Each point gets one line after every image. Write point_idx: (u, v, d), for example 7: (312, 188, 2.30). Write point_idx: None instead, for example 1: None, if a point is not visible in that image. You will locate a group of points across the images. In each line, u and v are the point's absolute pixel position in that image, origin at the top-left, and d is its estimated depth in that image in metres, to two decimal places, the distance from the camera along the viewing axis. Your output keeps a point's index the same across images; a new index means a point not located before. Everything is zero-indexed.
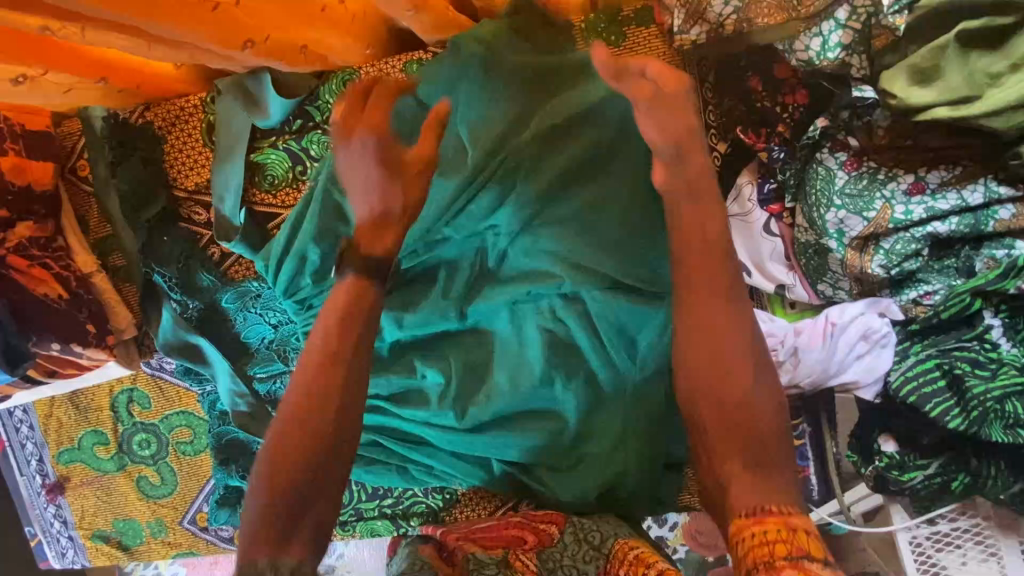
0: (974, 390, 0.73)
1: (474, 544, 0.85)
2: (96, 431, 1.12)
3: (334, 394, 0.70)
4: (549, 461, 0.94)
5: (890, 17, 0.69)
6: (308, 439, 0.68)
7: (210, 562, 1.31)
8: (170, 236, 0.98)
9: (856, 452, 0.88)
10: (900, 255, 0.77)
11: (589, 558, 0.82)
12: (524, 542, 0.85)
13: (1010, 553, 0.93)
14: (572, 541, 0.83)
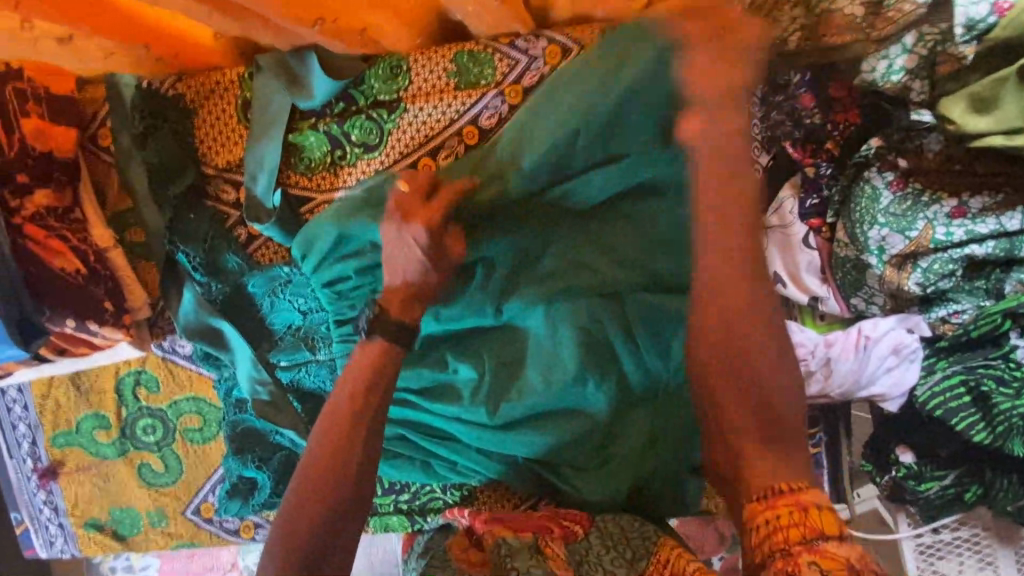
0: (1001, 407, 0.79)
1: (503, 528, 0.83)
2: (97, 414, 1.07)
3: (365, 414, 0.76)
4: (577, 463, 0.94)
5: (960, 47, 0.74)
6: (341, 458, 0.74)
7: (188, 555, 1.27)
8: (196, 214, 0.95)
9: (872, 462, 0.91)
10: (937, 274, 0.80)
11: (618, 563, 0.80)
12: (552, 530, 0.83)
13: (1006, 564, 0.99)
14: (599, 542, 0.82)
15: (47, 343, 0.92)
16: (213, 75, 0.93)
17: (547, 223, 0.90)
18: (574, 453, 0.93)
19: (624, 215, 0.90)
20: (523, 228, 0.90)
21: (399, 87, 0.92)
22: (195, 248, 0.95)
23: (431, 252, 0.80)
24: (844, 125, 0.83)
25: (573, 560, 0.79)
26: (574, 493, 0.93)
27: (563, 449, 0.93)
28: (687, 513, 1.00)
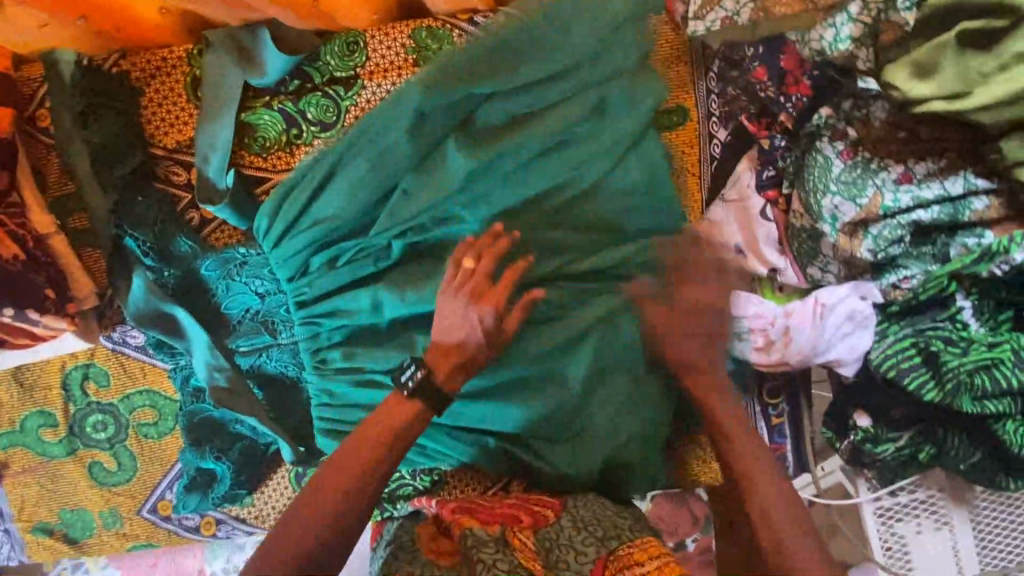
0: (950, 364, 0.80)
1: (472, 518, 0.82)
2: (42, 413, 1.01)
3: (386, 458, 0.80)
4: (549, 440, 0.94)
5: (901, 13, 0.78)
6: (339, 497, 0.76)
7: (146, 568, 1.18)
8: (145, 196, 0.90)
9: (833, 428, 0.95)
10: (887, 240, 0.82)
11: (588, 543, 0.80)
12: (521, 521, 0.82)
13: (959, 521, 1.05)
14: (571, 524, 0.82)
15: None
16: (160, 52, 0.90)
17: (513, 201, 0.89)
18: (547, 430, 0.94)
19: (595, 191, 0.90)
20: (487, 206, 0.88)
21: (356, 63, 0.90)
22: (146, 232, 0.90)
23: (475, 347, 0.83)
24: (796, 98, 0.86)
25: (541, 548, 0.79)
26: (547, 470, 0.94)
27: (533, 427, 0.93)
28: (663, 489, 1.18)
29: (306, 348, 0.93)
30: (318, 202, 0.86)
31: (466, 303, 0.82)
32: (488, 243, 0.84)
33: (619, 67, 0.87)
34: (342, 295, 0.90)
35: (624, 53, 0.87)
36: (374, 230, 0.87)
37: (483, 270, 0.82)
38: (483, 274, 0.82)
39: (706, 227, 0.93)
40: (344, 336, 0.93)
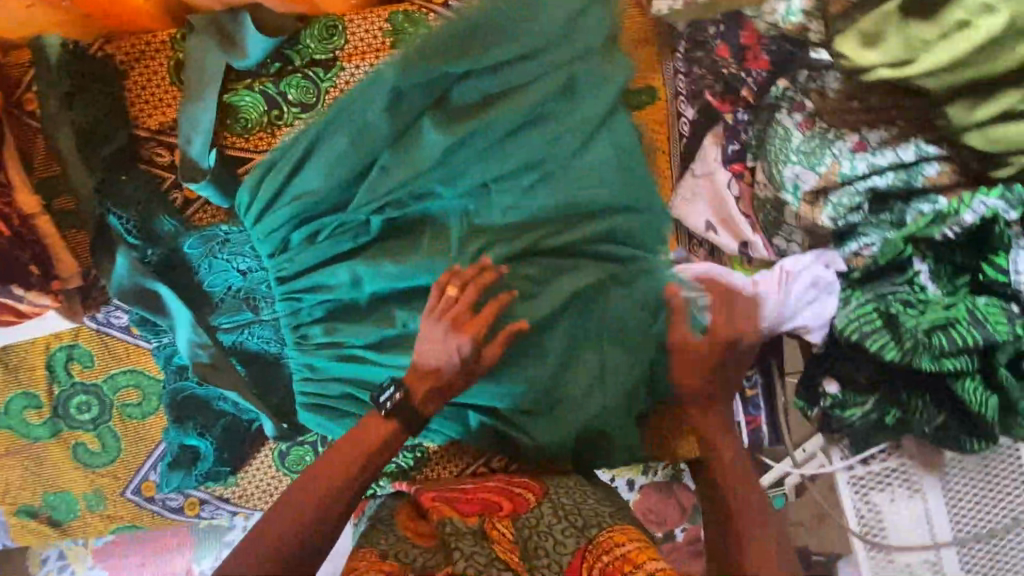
0: (907, 325, 0.84)
1: (450, 509, 0.84)
2: (26, 394, 1.02)
3: (374, 458, 0.85)
4: (528, 411, 0.96)
5: None
6: (325, 485, 0.80)
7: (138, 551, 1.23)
8: (129, 176, 0.93)
9: (804, 398, 0.98)
10: (846, 207, 0.86)
11: (568, 533, 0.83)
12: (500, 508, 0.86)
13: (930, 487, 1.08)
14: (550, 511, 0.86)
15: None
16: (144, 37, 0.92)
17: (488, 178, 0.92)
18: (526, 401, 0.96)
19: (570, 167, 0.92)
20: (463, 183, 0.92)
21: (335, 46, 0.94)
22: (130, 210, 0.93)
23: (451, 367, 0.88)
24: (756, 72, 0.92)
25: (519, 538, 0.81)
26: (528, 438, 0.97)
27: (513, 398, 0.96)
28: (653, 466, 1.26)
29: (288, 324, 0.95)
30: (297, 177, 0.88)
31: (446, 330, 0.86)
32: (474, 275, 0.88)
33: (589, 46, 0.89)
34: (323, 270, 0.92)
35: (592, 31, 0.89)
36: (352, 205, 0.90)
37: (465, 300, 0.87)
38: (466, 304, 0.87)
39: (678, 203, 0.97)
40: (326, 312, 0.95)
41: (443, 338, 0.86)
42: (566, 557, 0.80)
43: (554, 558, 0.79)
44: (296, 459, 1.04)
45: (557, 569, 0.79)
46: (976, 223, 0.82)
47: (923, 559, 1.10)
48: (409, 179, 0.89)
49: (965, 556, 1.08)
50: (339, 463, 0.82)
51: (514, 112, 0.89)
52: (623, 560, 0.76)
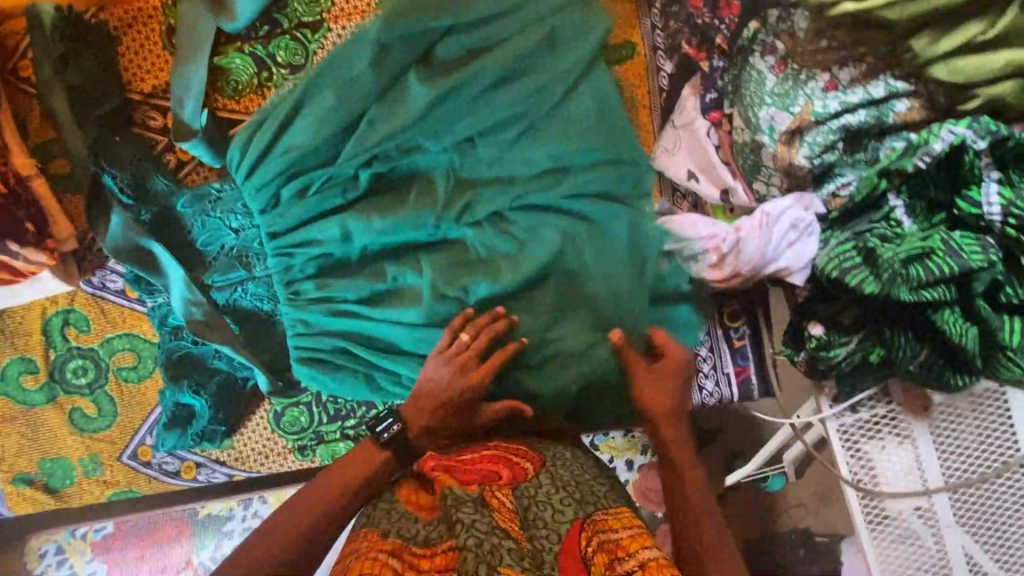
0: (884, 256, 0.85)
1: (449, 477, 0.77)
2: (23, 359, 1.03)
3: (385, 471, 0.85)
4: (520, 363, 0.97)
5: None
6: (333, 494, 0.81)
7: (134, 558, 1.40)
8: (121, 137, 0.95)
9: (790, 343, 1.01)
10: (821, 145, 0.88)
11: (566, 501, 0.78)
12: (499, 478, 0.80)
13: (920, 433, 1.10)
14: (549, 481, 0.81)
15: None
16: (136, 3, 0.95)
17: (473, 131, 0.94)
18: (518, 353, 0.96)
19: (552, 120, 0.95)
20: (447, 137, 0.94)
21: (322, 9, 0.97)
22: (123, 170, 0.95)
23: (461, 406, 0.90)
24: (728, 20, 0.96)
25: (519, 507, 0.76)
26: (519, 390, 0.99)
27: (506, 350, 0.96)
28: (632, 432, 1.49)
29: (280, 280, 0.96)
30: (287, 132, 0.91)
31: (452, 375, 0.90)
32: (486, 324, 0.92)
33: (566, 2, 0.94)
34: (314, 225, 0.94)
35: None
36: (341, 158, 0.92)
37: (476, 347, 0.90)
38: (475, 352, 0.90)
39: (660, 155, 1.00)
40: (318, 269, 0.97)
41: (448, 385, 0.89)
42: (564, 526, 0.75)
43: (553, 528, 0.74)
44: (291, 420, 1.07)
45: (557, 539, 0.73)
46: (946, 150, 0.83)
47: (915, 506, 1.11)
48: (395, 133, 0.91)
49: (957, 501, 1.09)
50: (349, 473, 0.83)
51: (497, 66, 0.91)
52: (616, 545, 0.74)
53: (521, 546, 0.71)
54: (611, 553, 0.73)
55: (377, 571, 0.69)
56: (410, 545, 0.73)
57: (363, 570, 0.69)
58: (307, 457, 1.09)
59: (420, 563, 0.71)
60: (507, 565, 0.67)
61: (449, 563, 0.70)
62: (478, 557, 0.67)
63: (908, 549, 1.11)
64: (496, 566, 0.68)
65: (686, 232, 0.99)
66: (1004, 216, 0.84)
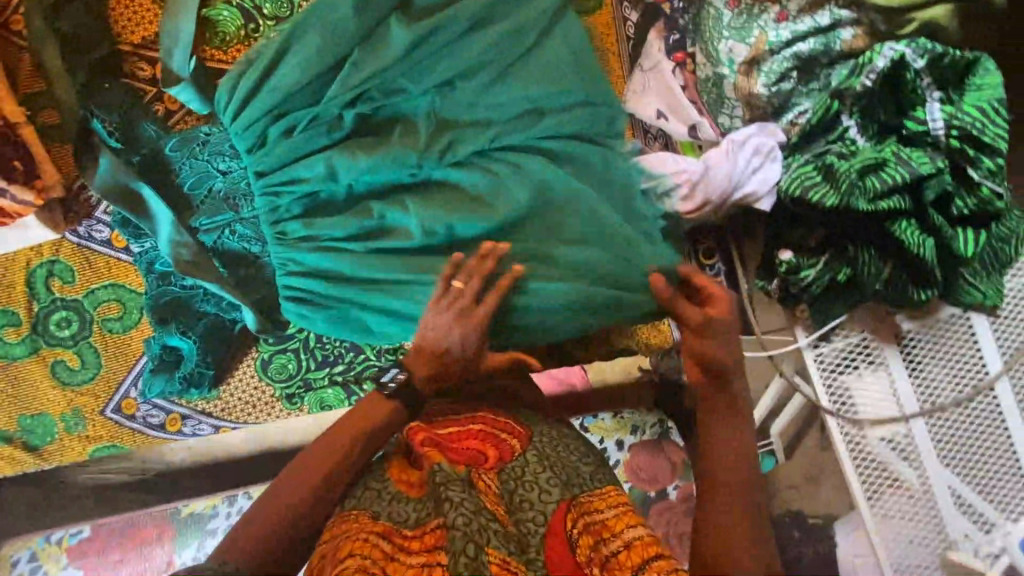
0: (841, 167, 0.91)
1: (439, 454, 0.77)
2: (5, 312, 1.02)
3: (368, 441, 0.86)
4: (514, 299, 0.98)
5: None
6: (315, 471, 0.82)
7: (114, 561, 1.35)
8: (110, 84, 0.99)
9: (763, 276, 1.06)
10: (777, 73, 0.96)
11: (553, 481, 0.78)
12: (486, 459, 0.79)
13: (894, 360, 1.13)
14: (535, 459, 0.81)
15: None
16: None
17: (451, 73, 0.99)
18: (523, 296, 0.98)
19: (526, 63, 1.00)
20: (427, 79, 0.99)
21: None
22: (113, 115, 0.98)
23: (475, 344, 0.91)
24: None
25: (505, 492, 0.76)
26: (502, 330, 0.99)
27: (521, 297, 0.98)
28: (619, 412, 1.45)
29: (267, 219, 0.99)
30: (274, 72, 0.95)
31: (453, 318, 0.91)
32: (478, 264, 0.93)
33: None
34: (300, 163, 0.97)
35: None
36: (326, 97, 0.96)
37: (472, 289, 0.92)
38: (471, 294, 0.92)
39: (631, 97, 1.06)
40: (304, 210, 1.00)
41: (453, 326, 0.91)
42: (551, 507, 0.75)
43: (539, 509, 0.74)
44: (278, 367, 1.07)
45: (543, 520, 0.74)
46: (888, 66, 0.89)
47: (893, 434, 1.14)
48: (375, 74, 0.96)
49: (933, 425, 1.12)
50: (332, 448, 0.84)
51: (471, 11, 0.98)
52: (601, 526, 0.76)
53: (507, 529, 0.71)
54: (596, 533, 0.75)
55: (368, 552, 0.69)
56: (401, 528, 0.73)
57: (355, 550, 0.69)
58: (295, 407, 1.10)
59: (410, 544, 0.70)
60: (495, 547, 0.67)
61: (437, 541, 0.69)
62: (466, 536, 0.65)
63: (886, 478, 1.14)
64: (484, 546, 0.66)
65: (658, 170, 1.06)
66: (947, 129, 0.90)
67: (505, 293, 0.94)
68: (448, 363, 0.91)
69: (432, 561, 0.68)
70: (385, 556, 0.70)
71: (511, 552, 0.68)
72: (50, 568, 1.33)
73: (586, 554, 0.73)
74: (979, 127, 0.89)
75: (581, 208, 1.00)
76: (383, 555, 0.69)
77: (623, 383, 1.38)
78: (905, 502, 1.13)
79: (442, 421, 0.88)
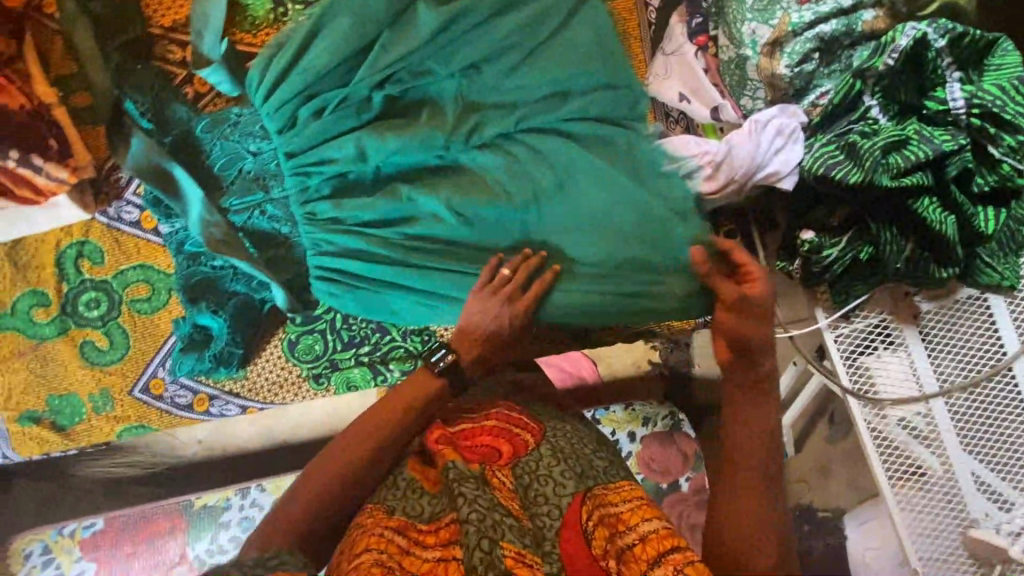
0: (863, 145, 0.93)
1: (453, 451, 0.82)
2: (35, 292, 1.03)
3: (394, 432, 0.86)
4: (550, 290, 1.00)
5: None
6: (340, 460, 0.83)
7: (126, 556, 1.29)
8: (143, 66, 1.00)
9: (785, 257, 1.09)
10: (800, 54, 0.97)
11: (567, 475, 0.82)
12: (499, 455, 0.84)
13: (912, 340, 1.15)
14: (549, 453, 0.85)
15: None
16: None
17: (478, 56, 1.00)
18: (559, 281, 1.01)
19: (552, 46, 1.01)
20: (455, 62, 1.00)
21: None
22: (145, 97, 0.99)
23: (512, 324, 0.95)
24: None
25: (519, 487, 0.81)
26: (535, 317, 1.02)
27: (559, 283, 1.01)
28: (631, 402, 1.39)
29: (297, 199, 1.01)
30: (303, 55, 0.96)
31: (502, 306, 0.94)
32: (523, 259, 0.98)
33: None
34: (330, 144, 0.98)
35: None
36: (355, 79, 0.97)
37: (518, 281, 0.96)
38: (518, 283, 0.96)
39: (653, 81, 1.08)
40: (333, 190, 1.01)
41: (496, 309, 0.94)
42: (565, 500, 0.79)
43: (553, 503, 0.78)
44: (305, 348, 1.08)
45: (557, 514, 0.77)
46: (910, 45, 0.91)
47: (914, 413, 1.15)
48: (403, 56, 0.97)
49: (953, 405, 1.13)
50: (359, 439, 0.85)
51: None
52: (616, 518, 0.78)
53: (522, 523, 0.75)
54: (610, 526, 0.77)
55: (384, 546, 0.72)
56: (416, 523, 0.77)
57: (371, 545, 0.72)
58: (322, 387, 1.11)
59: (426, 539, 0.75)
60: (510, 540, 0.70)
61: (452, 536, 0.75)
62: (480, 531, 0.70)
63: (907, 459, 1.14)
64: (498, 540, 0.70)
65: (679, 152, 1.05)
66: (968, 108, 0.92)
67: (534, 266, 0.98)
68: (481, 340, 0.93)
69: (448, 555, 0.73)
70: (402, 549, 0.73)
71: (525, 545, 0.71)
72: (65, 563, 1.28)
73: (602, 548, 0.75)
74: (1000, 105, 0.90)
75: (608, 190, 1.01)
76: (399, 550, 0.73)
77: (635, 376, 1.42)
78: (925, 481, 1.14)
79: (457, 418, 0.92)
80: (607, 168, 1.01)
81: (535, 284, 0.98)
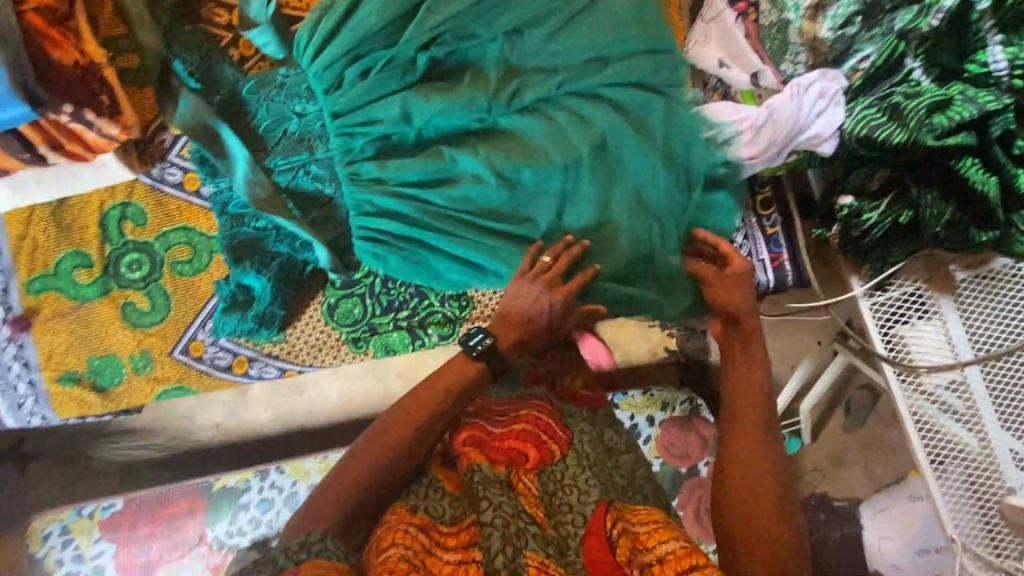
0: (907, 105, 0.93)
1: (479, 455, 0.79)
2: (79, 253, 1.04)
3: (438, 419, 0.83)
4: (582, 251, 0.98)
5: None
6: (383, 445, 0.79)
7: (144, 536, 1.28)
8: (192, 27, 1.02)
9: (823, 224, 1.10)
10: (842, 17, 1.02)
11: (592, 483, 0.78)
12: (526, 459, 0.80)
13: (948, 308, 1.15)
14: (575, 462, 0.81)
15: (40, 133, 0.93)
16: None
17: (522, 18, 1.00)
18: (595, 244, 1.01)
19: (595, 9, 1.02)
20: (499, 25, 1.00)
21: None
22: (193, 54, 1.01)
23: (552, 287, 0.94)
24: None
25: (544, 494, 0.77)
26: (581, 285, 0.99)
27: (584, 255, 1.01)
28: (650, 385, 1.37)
29: (341, 159, 1.01)
30: (350, 16, 0.97)
31: (544, 291, 0.94)
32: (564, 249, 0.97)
33: None
34: (377, 105, 0.99)
35: None
36: (401, 40, 0.97)
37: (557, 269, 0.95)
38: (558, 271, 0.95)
39: (694, 46, 1.16)
40: (376, 151, 1.02)
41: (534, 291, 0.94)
42: (590, 508, 0.75)
43: (578, 511, 0.75)
44: (344, 312, 1.09)
45: (582, 522, 0.73)
46: (956, 4, 0.91)
47: (949, 381, 1.14)
48: (448, 17, 0.98)
49: (988, 373, 1.13)
50: (401, 426, 0.81)
51: None
52: (636, 536, 0.71)
53: (545, 532, 0.72)
54: (632, 541, 0.70)
55: (409, 543, 0.67)
56: (438, 524, 0.72)
57: (397, 540, 0.66)
58: (359, 351, 1.11)
59: (448, 540, 0.70)
60: (533, 549, 0.68)
61: (472, 539, 0.71)
62: (503, 538, 0.69)
63: (943, 435, 1.13)
64: (521, 549, 0.68)
65: (719, 119, 1.05)
66: (1011, 69, 0.92)
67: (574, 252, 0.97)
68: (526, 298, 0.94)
69: (469, 558, 0.68)
70: (424, 549, 0.68)
71: (549, 555, 0.69)
72: (84, 542, 1.27)
73: (626, 555, 0.69)
74: None
75: (648, 158, 1.01)
76: (422, 548, 0.67)
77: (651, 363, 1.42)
78: (960, 454, 1.13)
79: (488, 413, 0.87)
80: (647, 133, 1.02)
81: (577, 274, 0.98)
